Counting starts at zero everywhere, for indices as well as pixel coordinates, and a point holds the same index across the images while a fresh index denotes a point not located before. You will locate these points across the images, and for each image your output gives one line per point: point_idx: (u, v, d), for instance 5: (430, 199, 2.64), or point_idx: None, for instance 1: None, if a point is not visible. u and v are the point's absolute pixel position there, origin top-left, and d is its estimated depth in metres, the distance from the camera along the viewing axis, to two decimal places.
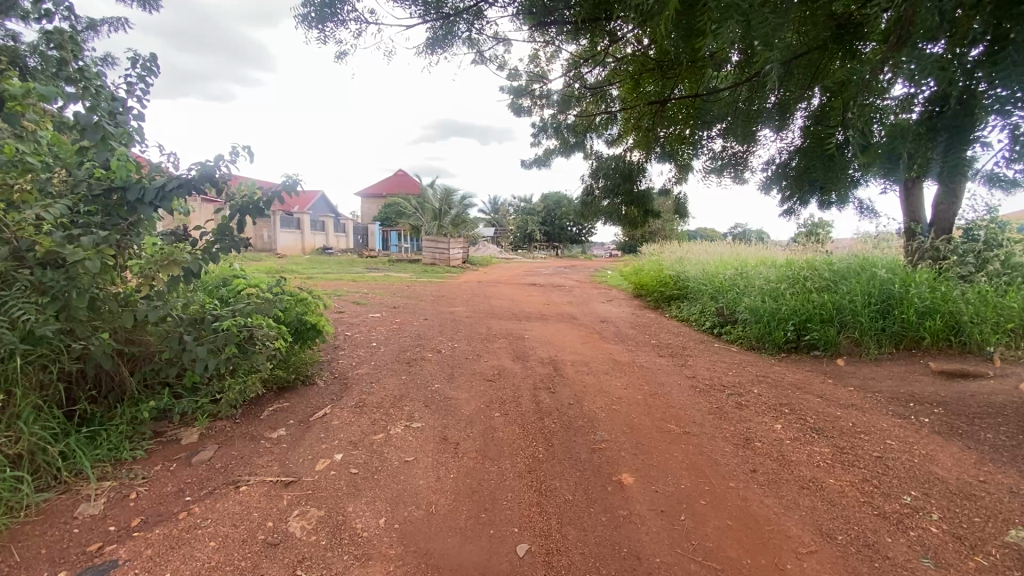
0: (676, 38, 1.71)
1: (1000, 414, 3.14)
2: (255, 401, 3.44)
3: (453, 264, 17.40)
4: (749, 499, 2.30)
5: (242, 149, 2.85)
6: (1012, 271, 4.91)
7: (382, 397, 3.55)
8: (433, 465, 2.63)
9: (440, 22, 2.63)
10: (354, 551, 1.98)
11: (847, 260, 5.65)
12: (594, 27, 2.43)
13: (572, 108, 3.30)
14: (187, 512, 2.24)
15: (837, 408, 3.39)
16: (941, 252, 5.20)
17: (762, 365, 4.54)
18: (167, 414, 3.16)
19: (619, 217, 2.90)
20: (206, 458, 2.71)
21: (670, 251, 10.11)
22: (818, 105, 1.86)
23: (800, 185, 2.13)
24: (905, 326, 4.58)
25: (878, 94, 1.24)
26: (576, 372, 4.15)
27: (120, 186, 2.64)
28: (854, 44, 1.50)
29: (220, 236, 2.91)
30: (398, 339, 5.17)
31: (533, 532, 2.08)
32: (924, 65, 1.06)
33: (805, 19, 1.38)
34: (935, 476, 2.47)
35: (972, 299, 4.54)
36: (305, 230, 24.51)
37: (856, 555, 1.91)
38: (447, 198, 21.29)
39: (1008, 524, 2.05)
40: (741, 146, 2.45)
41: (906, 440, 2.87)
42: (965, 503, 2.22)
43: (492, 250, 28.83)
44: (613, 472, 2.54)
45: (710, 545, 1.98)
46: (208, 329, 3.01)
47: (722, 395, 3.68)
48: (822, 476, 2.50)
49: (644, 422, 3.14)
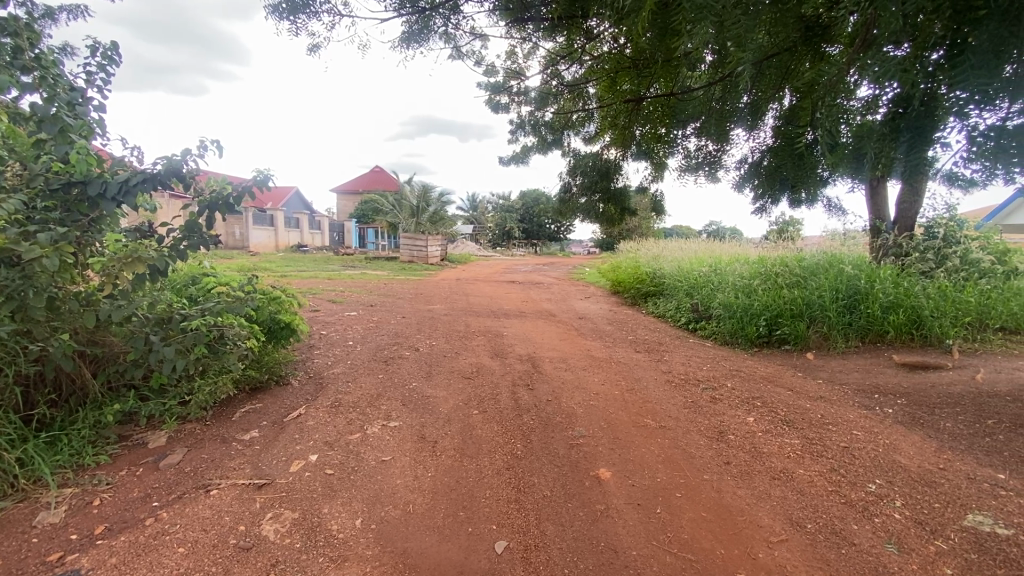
0: (652, 37, 1.74)
1: (958, 403, 3.28)
2: (227, 402, 3.34)
3: (432, 263, 17.23)
4: (723, 491, 2.35)
5: (212, 144, 2.75)
6: (968, 267, 5.17)
7: (358, 396, 3.50)
8: (411, 463, 2.61)
9: (415, 17, 2.60)
10: (330, 553, 1.95)
11: (815, 256, 5.81)
12: (571, 25, 2.45)
13: (549, 106, 3.31)
14: (154, 517, 2.17)
15: (806, 400, 3.49)
16: (904, 248, 5.42)
17: (735, 359, 4.63)
18: (132, 418, 3.05)
19: (597, 214, 2.90)
20: (175, 462, 2.63)
21: (646, 248, 10.31)
22: (789, 105, 1.89)
23: (772, 184, 2.21)
24: (870, 320, 4.72)
25: (844, 95, 1.37)
26: (554, 369, 4.17)
27: (80, 180, 2.52)
28: (821, 46, 1.58)
29: (187, 233, 2.80)
30: (375, 337, 5.10)
31: (511, 529, 2.08)
32: (888, 68, 1.15)
33: (775, 20, 1.41)
34: (898, 464, 2.56)
35: (933, 295, 4.74)
36: (279, 228, 24.02)
37: (824, 543, 1.97)
38: (425, 197, 21.12)
39: (965, 508, 2.15)
40: (714, 145, 2.52)
41: (871, 430, 2.97)
42: (926, 490, 2.31)
43: (472, 247, 28.66)
44: (590, 467, 2.56)
45: (685, 537, 2.01)
46: (176, 328, 2.91)
47: (696, 389, 3.76)
48: (792, 467, 2.57)
49: (621, 417, 3.18)
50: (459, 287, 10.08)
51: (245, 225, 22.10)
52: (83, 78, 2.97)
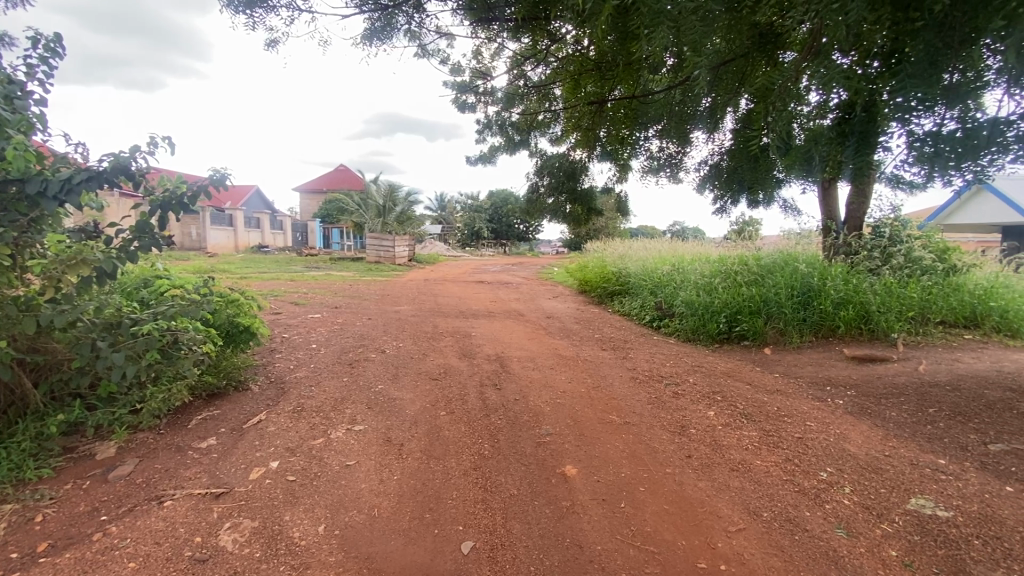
0: (613, 40, 1.78)
1: (903, 394, 3.47)
2: (182, 409, 3.21)
3: (400, 263, 17.01)
4: (684, 483, 2.42)
5: (162, 141, 2.63)
6: (911, 264, 5.48)
7: (322, 400, 3.43)
8: (376, 467, 2.57)
9: (378, 14, 2.57)
10: (291, 561, 1.90)
11: (772, 255, 6.03)
12: (535, 26, 2.46)
13: (515, 107, 3.33)
14: (102, 532, 2.06)
15: (763, 394, 3.62)
16: (853, 247, 5.70)
17: (697, 356, 4.75)
18: (78, 429, 2.90)
19: (563, 215, 2.93)
20: (126, 474, 2.51)
21: (613, 247, 10.48)
22: (746, 109, 1.97)
23: (730, 185, 2.30)
24: (823, 316, 4.93)
25: (796, 101, 1.47)
26: (522, 368, 4.18)
27: (17, 178, 2.35)
28: (776, 52, 1.66)
29: (138, 234, 2.65)
30: (339, 340, 4.99)
31: (478, 529, 2.08)
32: (833, 75, 1.31)
33: (731, 27, 1.45)
34: (847, 452, 2.69)
35: (879, 291, 5.00)
36: (238, 228, 23.21)
37: (779, 530, 2.05)
38: (392, 197, 20.80)
39: (908, 493, 2.28)
40: (675, 146, 2.60)
41: (823, 421, 3.11)
42: (873, 477, 2.44)
43: (440, 248, 28.42)
44: (557, 464, 2.59)
45: (649, 530, 2.06)
46: (125, 334, 2.78)
47: (660, 385, 3.85)
48: (749, 458, 2.66)
49: (587, 414, 3.22)
50: (426, 287, 9.98)
51: (202, 225, 21.24)
52: (22, 72, 2.80)
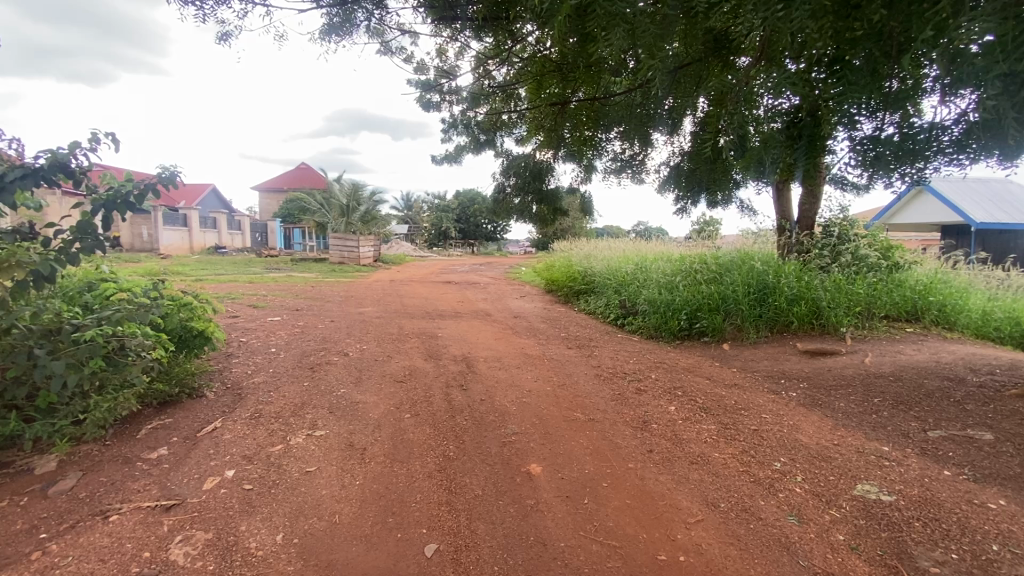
0: (572, 41, 1.80)
1: (850, 385, 3.66)
2: (131, 418, 3.06)
3: (365, 263, 16.71)
4: (646, 478, 2.47)
5: (106, 137, 2.51)
6: (858, 262, 5.79)
7: (281, 405, 3.33)
8: (337, 473, 2.52)
9: (336, 8, 2.52)
10: (248, 572, 1.84)
11: (730, 253, 6.24)
12: (496, 25, 2.47)
13: (480, 106, 3.32)
14: (41, 551, 1.94)
15: (722, 388, 3.74)
16: (806, 245, 5.97)
17: (659, 352, 4.87)
18: (15, 442, 2.72)
19: (529, 215, 2.95)
20: (67, 488, 2.37)
21: (579, 246, 10.61)
22: (704, 111, 2.03)
23: (689, 185, 2.37)
24: (777, 311, 5.14)
25: (750, 105, 1.52)
26: (488, 368, 4.18)
27: None
28: (728, 58, 1.70)
29: (80, 235, 2.53)
30: (300, 343, 4.86)
31: (441, 531, 2.06)
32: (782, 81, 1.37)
33: (684, 32, 1.50)
34: (800, 442, 2.81)
35: (829, 288, 5.25)
36: (194, 229, 22.29)
37: (735, 519, 2.12)
38: (356, 196, 20.40)
39: (854, 479, 2.40)
40: (636, 147, 2.67)
41: (777, 413, 3.24)
42: (823, 465, 2.56)
43: (407, 248, 28.08)
44: (522, 463, 2.60)
45: (610, 524, 2.09)
46: (66, 340, 2.63)
47: (623, 381, 3.92)
48: (708, 451, 2.74)
49: (552, 412, 3.24)
50: (392, 288, 9.83)
51: (154, 225, 20.28)
52: None
